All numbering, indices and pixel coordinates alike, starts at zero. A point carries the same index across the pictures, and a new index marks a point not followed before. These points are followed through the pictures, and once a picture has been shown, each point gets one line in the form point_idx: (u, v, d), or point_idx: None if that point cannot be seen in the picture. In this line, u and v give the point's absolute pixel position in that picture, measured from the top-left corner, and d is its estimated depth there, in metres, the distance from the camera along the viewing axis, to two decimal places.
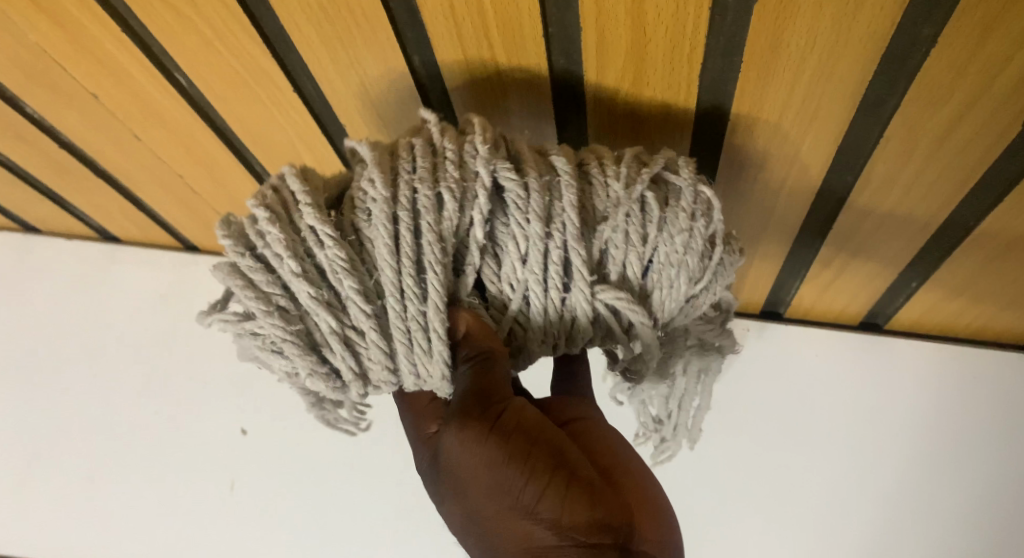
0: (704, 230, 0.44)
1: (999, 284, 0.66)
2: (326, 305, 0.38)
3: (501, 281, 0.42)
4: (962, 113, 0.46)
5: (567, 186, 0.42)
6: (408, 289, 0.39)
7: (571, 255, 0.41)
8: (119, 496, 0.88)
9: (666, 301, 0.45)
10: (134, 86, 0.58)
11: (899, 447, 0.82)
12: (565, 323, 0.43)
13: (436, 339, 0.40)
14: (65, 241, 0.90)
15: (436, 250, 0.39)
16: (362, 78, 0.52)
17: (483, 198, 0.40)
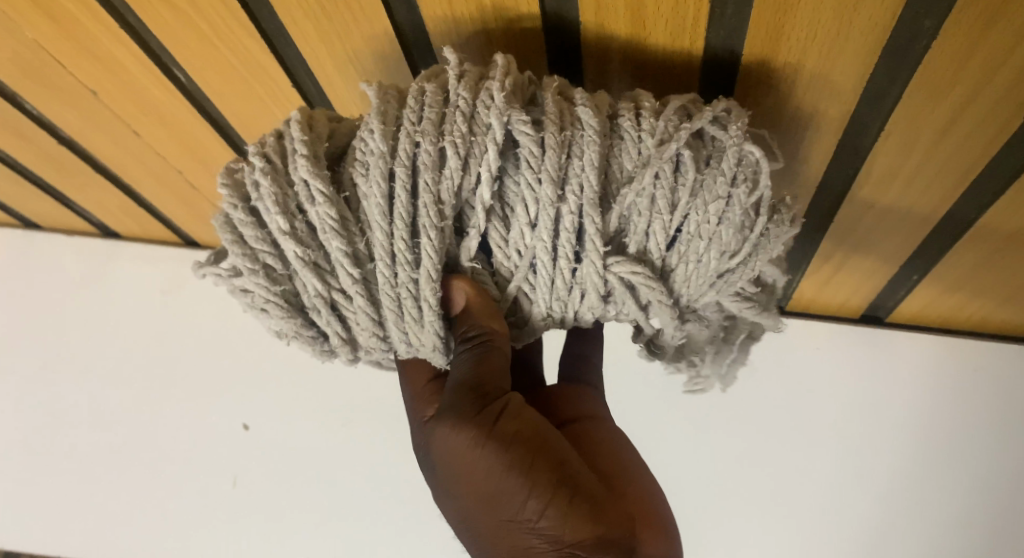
0: (744, 199, 0.41)
1: (998, 279, 0.66)
2: (311, 267, 0.38)
3: (509, 246, 0.41)
4: (961, 109, 0.46)
5: (589, 143, 0.39)
6: (399, 254, 0.38)
7: (585, 222, 0.39)
8: (122, 492, 0.88)
9: (689, 278, 0.43)
10: (131, 81, 0.58)
11: (904, 443, 0.82)
12: (573, 297, 0.42)
13: (427, 310, 0.40)
14: (64, 237, 0.90)
15: (431, 214, 0.38)
16: (361, 73, 0.52)
17: (493, 153, 0.39)
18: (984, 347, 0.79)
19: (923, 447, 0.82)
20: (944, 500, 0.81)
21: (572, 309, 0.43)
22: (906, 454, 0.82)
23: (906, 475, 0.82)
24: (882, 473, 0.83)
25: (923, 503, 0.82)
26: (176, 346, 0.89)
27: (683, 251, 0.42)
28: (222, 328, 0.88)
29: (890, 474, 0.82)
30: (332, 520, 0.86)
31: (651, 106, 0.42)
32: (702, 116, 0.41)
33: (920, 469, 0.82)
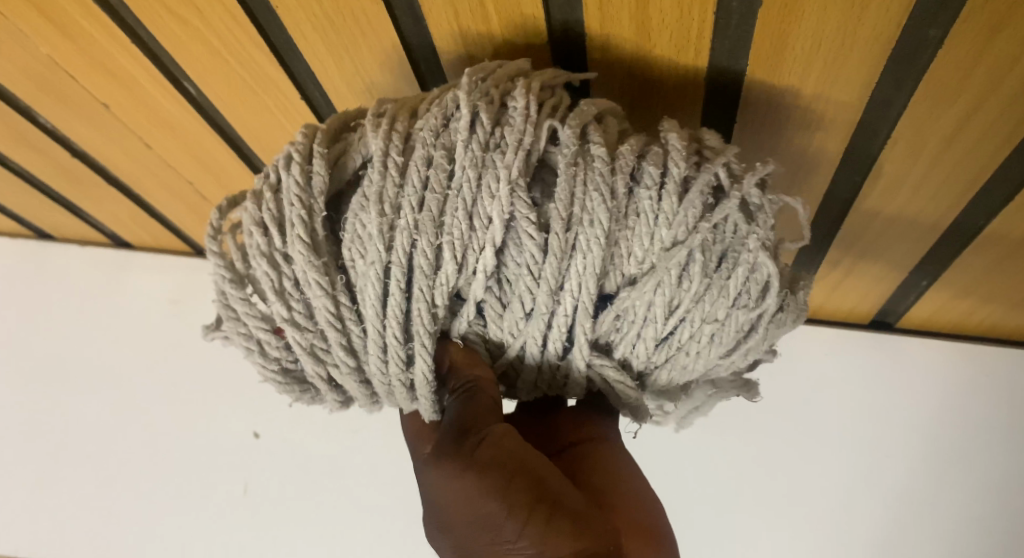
0: (749, 305, 0.39)
1: (1010, 283, 0.65)
2: (308, 354, 0.38)
3: (501, 332, 0.40)
4: (967, 118, 0.46)
5: (598, 242, 0.36)
6: (391, 348, 0.38)
7: (578, 328, 0.38)
8: (133, 500, 0.89)
9: (681, 374, 0.42)
10: (143, 94, 0.59)
11: (917, 449, 0.82)
12: (558, 381, 0.42)
13: (419, 397, 0.40)
14: (76, 248, 0.93)
15: (425, 320, 0.37)
16: (369, 84, 0.53)
17: (491, 258, 0.37)
18: (990, 352, 0.80)
19: (935, 454, 0.81)
20: (957, 508, 0.81)
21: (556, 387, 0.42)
22: (918, 461, 0.82)
23: (918, 483, 0.82)
24: (895, 481, 0.82)
25: (936, 512, 0.81)
26: (187, 355, 0.89)
27: (676, 353, 0.40)
28: None
29: (902, 481, 0.82)
30: (342, 528, 0.87)
31: (679, 175, 0.38)
32: (725, 207, 0.38)
33: (931, 476, 0.81)
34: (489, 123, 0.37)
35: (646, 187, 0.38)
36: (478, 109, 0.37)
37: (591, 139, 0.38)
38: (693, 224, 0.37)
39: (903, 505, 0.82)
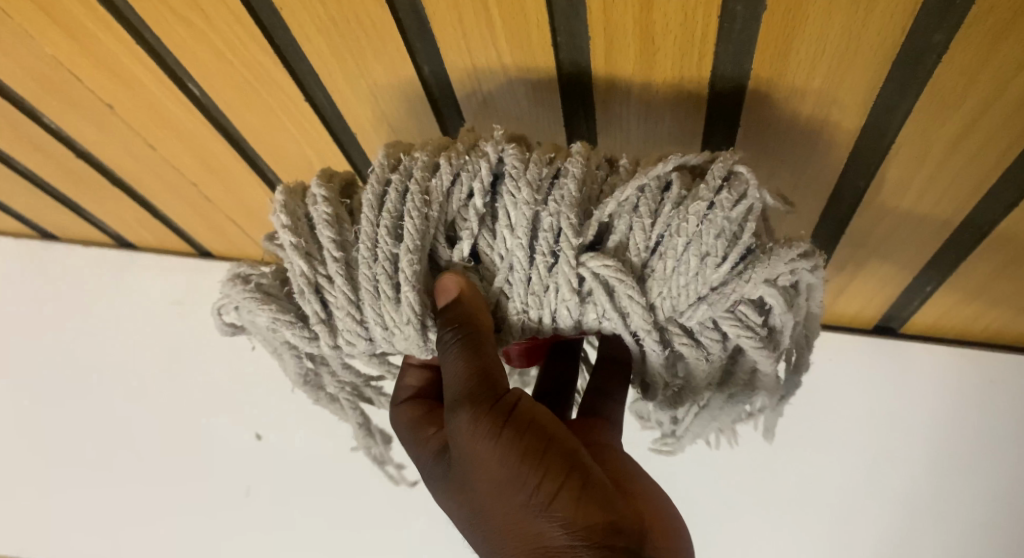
0: (727, 206, 0.43)
1: (1017, 287, 0.64)
2: (303, 252, 0.44)
3: (495, 249, 0.45)
4: (972, 122, 0.46)
5: (575, 163, 0.45)
6: (381, 237, 0.43)
7: (561, 222, 0.43)
8: (138, 501, 0.89)
9: (673, 281, 0.45)
10: (147, 96, 0.59)
11: (920, 453, 0.81)
12: (549, 295, 0.45)
13: (404, 284, 0.43)
14: (80, 248, 0.92)
15: (416, 201, 0.43)
16: (373, 88, 0.53)
17: (484, 170, 0.44)
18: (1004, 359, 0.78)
19: (939, 459, 0.81)
20: (959, 512, 0.81)
21: (548, 307, 0.45)
22: (921, 467, 0.81)
23: (921, 488, 0.82)
24: (897, 486, 0.82)
25: (938, 515, 0.81)
26: (190, 355, 0.89)
27: (663, 256, 0.44)
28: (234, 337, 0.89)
29: (905, 486, 0.82)
30: (346, 530, 0.87)
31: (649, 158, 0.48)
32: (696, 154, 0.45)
33: (935, 481, 0.81)
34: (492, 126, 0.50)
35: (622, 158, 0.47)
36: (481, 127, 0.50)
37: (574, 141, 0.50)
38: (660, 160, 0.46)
39: (905, 509, 0.82)
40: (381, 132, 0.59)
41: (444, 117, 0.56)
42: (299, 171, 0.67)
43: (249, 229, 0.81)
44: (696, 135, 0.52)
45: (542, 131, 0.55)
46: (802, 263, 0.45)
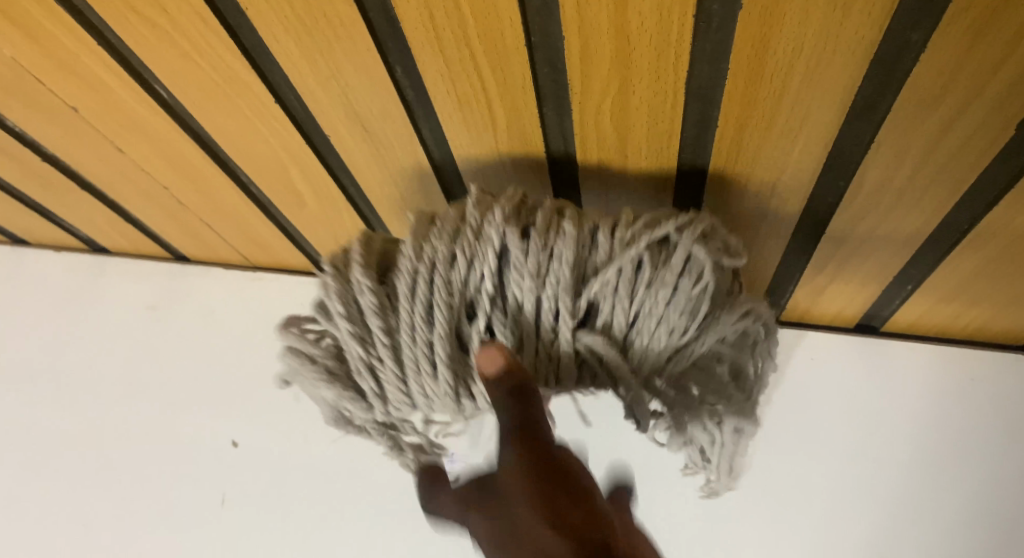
0: (690, 287, 0.50)
1: (996, 285, 0.64)
2: (354, 336, 0.49)
3: (506, 327, 0.50)
4: (951, 122, 0.46)
5: (565, 247, 0.49)
6: (417, 323, 0.49)
7: (561, 303, 0.49)
8: (112, 512, 0.87)
9: (656, 347, 0.51)
10: (113, 98, 0.57)
11: (899, 450, 0.81)
12: (556, 361, 0.51)
13: (441, 366, 0.49)
14: (53, 253, 0.90)
15: (445, 293, 0.49)
16: (346, 90, 0.52)
17: (492, 257, 0.49)
18: (986, 356, 0.79)
19: (924, 458, 0.81)
20: (944, 513, 0.81)
21: (554, 371, 0.52)
22: (906, 465, 0.81)
23: (907, 488, 0.81)
24: (882, 485, 0.82)
25: (924, 516, 0.81)
26: (165, 362, 0.87)
27: (644, 326, 0.51)
28: (210, 342, 0.87)
29: (889, 486, 0.82)
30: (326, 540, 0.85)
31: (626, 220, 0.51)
32: (664, 226, 0.49)
33: (921, 483, 0.81)
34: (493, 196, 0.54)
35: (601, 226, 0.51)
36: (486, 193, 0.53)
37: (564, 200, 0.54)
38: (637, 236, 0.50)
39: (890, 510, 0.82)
40: (357, 137, 0.58)
41: (428, 147, 0.58)
42: (274, 175, 0.65)
43: (224, 232, 0.79)
44: (674, 137, 0.52)
45: (518, 137, 0.54)
46: (751, 319, 0.53)
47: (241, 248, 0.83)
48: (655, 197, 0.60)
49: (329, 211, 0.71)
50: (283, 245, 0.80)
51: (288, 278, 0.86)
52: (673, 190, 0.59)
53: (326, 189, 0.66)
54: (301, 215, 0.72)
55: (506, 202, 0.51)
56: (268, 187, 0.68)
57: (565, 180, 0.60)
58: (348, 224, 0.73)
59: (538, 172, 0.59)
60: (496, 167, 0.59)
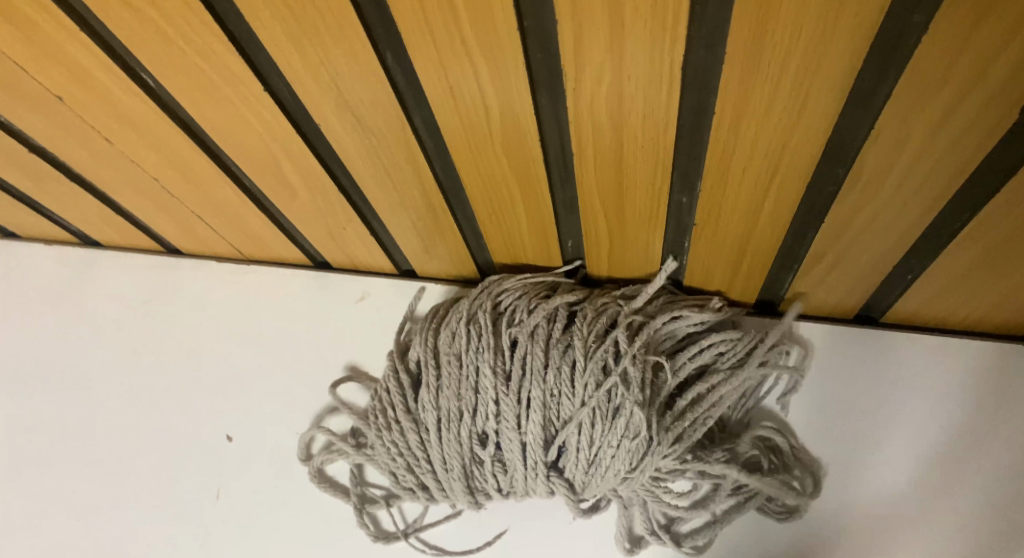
0: (634, 415, 0.66)
1: (999, 277, 0.62)
2: (394, 474, 0.73)
3: (499, 465, 0.70)
4: (952, 109, 0.45)
5: (535, 380, 0.69)
6: (438, 442, 0.71)
7: (534, 414, 0.68)
8: (93, 515, 0.82)
9: (612, 460, 0.67)
10: (99, 88, 0.56)
11: (923, 456, 0.72)
12: (532, 490, 0.70)
13: (455, 478, 0.71)
14: (44, 246, 0.93)
15: (454, 402, 0.71)
16: (336, 78, 0.51)
17: (489, 382, 0.70)
18: (990, 350, 0.72)
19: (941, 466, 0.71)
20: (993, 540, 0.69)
21: (533, 488, 0.70)
22: (923, 475, 0.72)
23: (937, 506, 0.71)
24: (901, 499, 0.71)
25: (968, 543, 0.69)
26: (159, 355, 0.87)
27: (600, 456, 0.68)
28: (203, 335, 0.87)
29: (912, 503, 0.71)
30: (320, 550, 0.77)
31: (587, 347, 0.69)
32: (611, 386, 0.67)
33: (944, 498, 0.71)
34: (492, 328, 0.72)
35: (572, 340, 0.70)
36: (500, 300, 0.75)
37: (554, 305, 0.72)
38: (588, 355, 0.69)
39: (920, 533, 0.70)
40: (349, 127, 0.57)
41: (421, 136, 0.58)
42: (265, 166, 0.64)
43: (215, 224, 0.78)
44: (669, 125, 0.51)
45: (512, 126, 0.54)
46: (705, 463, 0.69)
47: (232, 241, 0.82)
48: (651, 186, 0.59)
49: (321, 203, 0.69)
50: (276, 237, 0.79)
51: (282, 270, 0.87)
52: (668, 177, 0.58)
53: (318, 180, 0.65)
54: (292, 206, 0.71)
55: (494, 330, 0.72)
56: (259, 178, 0.67)
57: (560, 170, 0.60)
58: (340, 216, 0.72)
59: (532, 164, 0.58)
60: (490, 158, 0.59)
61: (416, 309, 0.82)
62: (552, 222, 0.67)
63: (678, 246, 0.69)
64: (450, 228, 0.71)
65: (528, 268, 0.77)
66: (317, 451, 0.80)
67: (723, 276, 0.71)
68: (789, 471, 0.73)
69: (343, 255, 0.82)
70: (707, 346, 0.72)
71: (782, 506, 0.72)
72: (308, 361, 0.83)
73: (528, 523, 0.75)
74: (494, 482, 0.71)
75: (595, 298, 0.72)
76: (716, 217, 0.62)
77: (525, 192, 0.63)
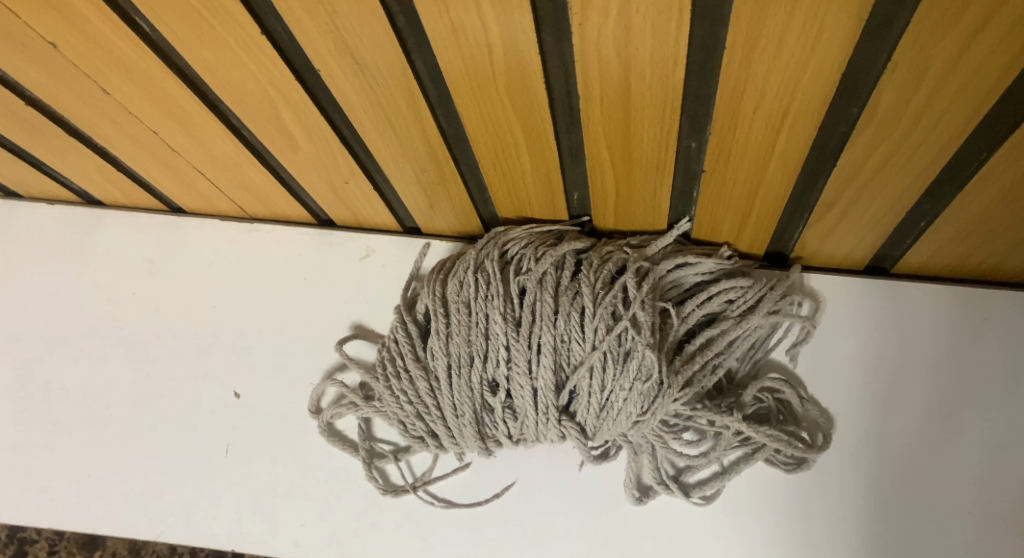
0: (643, 358, 0.66)
1: (1012, 222, 0.61)
2: (405, 423, 0.73)
3: (509, 411, 0.71)
4: (973, 37, 0.43)
5: (545, 325, 0.69)
6: (449, 387, 0.71)
7: (543, 358, 0.68)
8: (102, 471, 0.83)
9: (622, 402, 0.67)
10: (93, 33, 0.55)
11: (932, 403, 0.71)
12: (543, 435, 0.71)
13: (467, 424, 0.71)
14: (47, 206, 0.92)
15: (465, 348, 0.71)
16: (335, 17, 0.50)
17: (500, 328, 0.70)
18: (1004, 298, 0.72)
19: (952, 414, 0.71)
20: (1001, 485, 0.69)
21: (544, 433, 0.71)
22: (934, 424, 0.71)
23: (950, 454, 0.70)
24: (912, 448, 0.71)
25: (979, 490, 0.69)
26: (165, 313, 0.87)
27: (610, 398, 0.68)
28: (209, 293, 0.87)
29: (924, 450, 0.71)
30: (332, 503, 0.78)
31: (596, 292, 0.69)
32: (621, 331, 0.67)
33: (956, 446, 0.70)
34: (499, 279, 0.71)
35: (580, 287, 0.69)
36: (500, 253, 0.73)
37: (557, 256, 0.71)
38: (597, 300, 0.69)
39: (933, 481, 0.70)
40: (348, 72, 0.56)
41: (422, 80, 0.56)
42: (265, 115, 0.63)
43: (217, 181, 0.77)
44: (678, 63, 0.50)
45: (515, 66, 0.53)
46: (709, 413, 0.68)
47: (235, 198, 0.82)
48: (660, 130, 0.58)
49: (323, 155, 0.68)
50: (279, 194, 0.79)
51: (284, 227, 0.87)
52: (677, 121, 0.56)
53: (318, 130, 0.64)
54: (293, 159, 0.70)
55: (502, 279, 0.71)
56: (259, 130, 0.66)
57: (565, 114, 0.59)
58: (343, 169, 0.71)
59: (537, 109, 0.57)
60: (493, 102, 0.57)
61: (421, 266, 0.81)
62: (558, 172, 0.66)
63: (686, 196, 0.67)
64: (454, 180, 0.70)
65: (533, 223, 0.75)
66: (325, 406, 0.80)
67: (732, 227, 0.70)
68: (797, 423, 0.73)
69: (346, 212, 0.81)
70: (716, 293, 0.71)
71: (790, 458, 0.71)
72: (313, 319, 0.83)
73: (537, 474, 0.76)
74: (505, 428, 0.71)
75: (601, 246, 0.72)
76: (726, 163, 0.60)
77: (530, 140, 0.61)
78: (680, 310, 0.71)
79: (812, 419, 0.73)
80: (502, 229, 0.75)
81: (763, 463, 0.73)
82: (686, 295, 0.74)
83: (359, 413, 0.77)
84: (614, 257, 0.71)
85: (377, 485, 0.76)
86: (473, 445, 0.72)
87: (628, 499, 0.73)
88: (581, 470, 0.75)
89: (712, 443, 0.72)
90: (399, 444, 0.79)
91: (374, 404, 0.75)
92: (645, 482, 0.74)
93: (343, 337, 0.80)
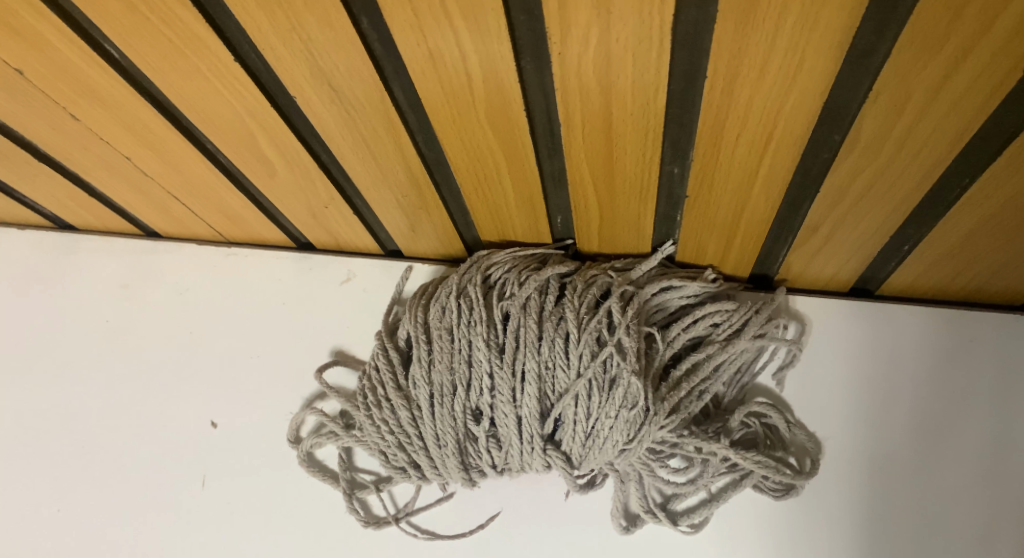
0: (629, 386, 0.65)
1: (994, 245, 0.61)
2: (386, 452, 0.71)
3: (493, 439, 0.69)
4: (953, 69, 0.43)
5: (529, 352, 0.67)
6: (431, 415, 0.69)
7: (526, 386, 0.67)
8: (73, 506, 0.80)
9: (606, 430, 0.66)
10: (61, 60, 0.54)
11: (916, 425, 0.71)
12: (527, 464, 0.69)
13: (449, 454, 0.69)
14: (19, 231, 0.90)
15: (446, 376, 0.69)
16: (308, 44, 0.49)
17: (482, 356, 0.68)
18: (985, 319, 0.72)
19: (938, 435, 0.71)
20: (989, 506, 0.68)
21: (528, 463, 0.69)
22: (919, 445, 0.71)
23: (937, 475, 0.70)
24: (898, 472, 0.70)
25: (966, 515, 0.68)
26: (139, 341, 0.85)
27: (595, 427, 0.67)
28: (184, 321, 0.85)
29: (910, 473, 0.70)
30: (311, 535, 0.76)
31: (580, 318, 0.68)
32: (607, 357, 0.66)
33: (942, 467, 0.70)
34: (482, 306, 0.70)
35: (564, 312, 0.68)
36: (484, 278, 0.72)
37: (539, 281, 0.70)
38: (581, 327, 0.67)
39: (920, 506, 0.69)
40: (325, 100, 0.55)
41: (401, 107, 0.55)
42: (240, 141, 0.62)
43: (193, 206, 0.76)
44: (660, 91, 0.49)
45: (495, 93, 0.52)
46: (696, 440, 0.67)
47: (213, 223, 0.80)
48: (642, 154, 0.57)
49: (300, 180, 0.67)
50: (257, 218, 0.77)
51: (263, 251, 0.85)
52: (659, 146, 0.56)
53: (296, 155, 0.63)
54: (270, 184, 0.69)
55: (484, 305, 0.70)
56: (235, 156, 0.64)
57: (547, 139, 0.58)
58: (322, 194, 0.69)
59: (517, 135, 0.56)
60: (473, 128, 0.56)
61: (404, 289, 0.80)
62: (540, 195, 0.64)
63: (670, 220, 0.67)
64: (435, 204, 0.69)
65: (516, 246, 0.74)
66: (305, 435, 0.78)
67: (716, 249, 0.69)
68: (785, 448, 0.72)
69: (326, 235, 0.79)
70: (702, 317, 0.71)
71: (778, 484, 0.70)
72: (292, 345, 0.82)
73: (523, 504, 0.74)
74: (488, 458, 0.69)
75: (586, 270, 0.71)
76: (710, 188, 0.60)
77: (511, 165, 0.61)
78: (665, 334, 0.71)
79: (800, 444, 0.72)
80: (486, 252, 0.74)
81: (751, 489, 0.71)
82: (671, 319, 0.73)
83: (341, 444, 0.74)
84: (599, 280, 0.70)
85: (358, 517, 0.74)
86: (455, 476, 0.70)
87: (615, 528, 0.72)
88: (567, 500, 0.74)
89: (700, 470, 0.71)
90: (381, 474, 0.77)
91: (354, 435, 0.73)
92: (632, 510, 0.72)
93: (323, 364, 0.78)
